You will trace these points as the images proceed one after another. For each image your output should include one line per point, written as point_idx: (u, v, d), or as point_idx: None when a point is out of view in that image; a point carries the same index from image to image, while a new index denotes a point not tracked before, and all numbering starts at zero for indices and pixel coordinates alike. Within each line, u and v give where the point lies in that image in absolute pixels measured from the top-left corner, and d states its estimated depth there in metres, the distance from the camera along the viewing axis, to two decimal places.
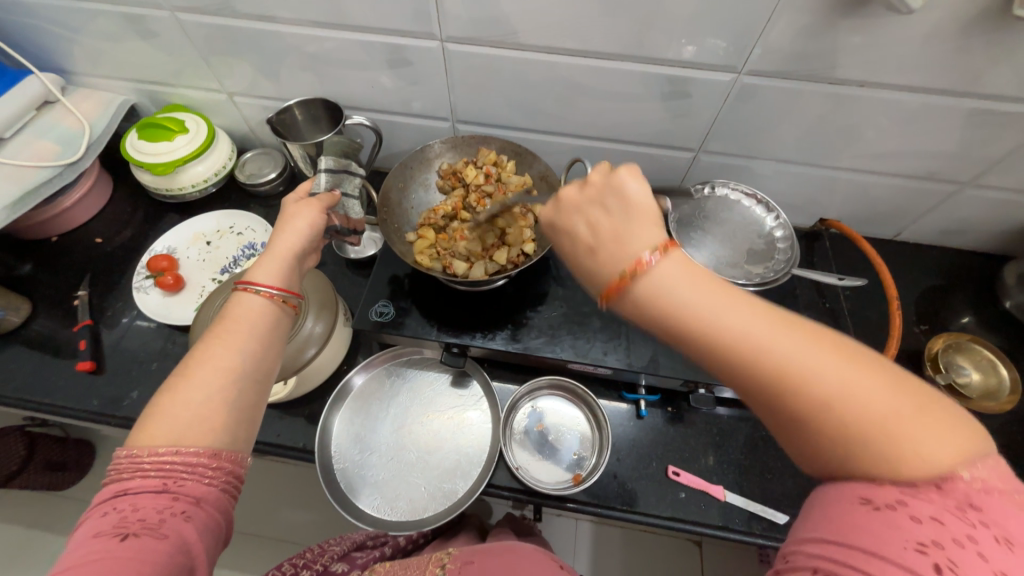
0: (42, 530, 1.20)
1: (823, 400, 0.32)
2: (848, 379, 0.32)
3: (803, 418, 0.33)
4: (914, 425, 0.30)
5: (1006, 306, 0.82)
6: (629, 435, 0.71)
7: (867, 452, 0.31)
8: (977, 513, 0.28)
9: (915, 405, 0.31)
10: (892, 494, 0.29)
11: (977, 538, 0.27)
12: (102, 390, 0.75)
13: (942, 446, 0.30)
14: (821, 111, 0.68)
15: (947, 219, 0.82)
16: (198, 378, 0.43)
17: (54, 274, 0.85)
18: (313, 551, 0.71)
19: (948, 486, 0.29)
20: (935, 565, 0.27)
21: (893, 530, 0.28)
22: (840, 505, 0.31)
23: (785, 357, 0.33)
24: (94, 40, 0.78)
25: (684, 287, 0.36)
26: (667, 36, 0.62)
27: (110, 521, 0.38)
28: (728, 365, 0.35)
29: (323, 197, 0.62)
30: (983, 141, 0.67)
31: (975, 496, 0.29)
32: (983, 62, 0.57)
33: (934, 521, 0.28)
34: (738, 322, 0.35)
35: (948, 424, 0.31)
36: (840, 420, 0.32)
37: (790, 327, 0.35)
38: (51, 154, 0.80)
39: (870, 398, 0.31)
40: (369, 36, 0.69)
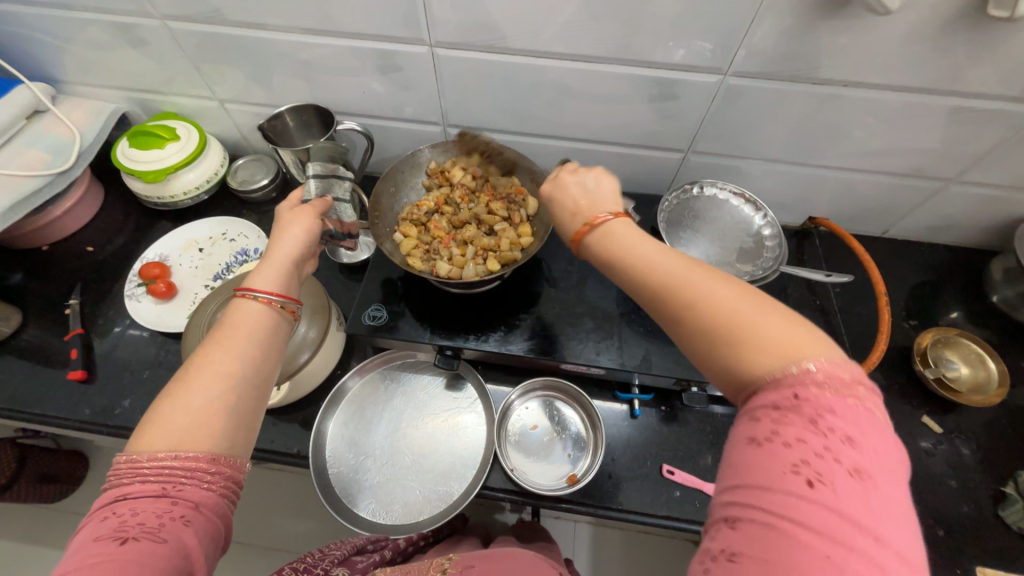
0: (34, 543, 1.19)
1: (698, 308, 0.38)
2: (720, 292, 0.38)
3: (688, 328, 0.39)
4: (762, 331, 0.35)
5: (994, 300, 0.83)
6: (624, 435, 0.71)
7: (735, 354, 0.36)
8: (828, 419, 0.31)
9: (776, 314, 0.36)
10: (767, 427, 0.32)
11: (835, 446, 0.30)
12: (94, 399, 0.74)
13: (783, 346, 0.34)
14: (806, 111, 0.69)
15: (933, 216, 0.83)
16: (197, 384, 0.43)
17: (45, 283, 0.85)
18: (313, 555, 0.69)
19: (804, 393, 0.32)
20: (806, 479, 0.29)
21: (773, 459, 0.30)
22: (734, 448, 0.33)
23: (672, 281, 0.40)
24: (84, 49, 0.78)
25: (612, 230, 0.46)
26: (652, 39, 0.63)
27: (111, 525, 0.38)
28: (639, 289, 0.43)
29: (317, 202, 0.62)
30: (966, 138, 0.68)
31: (826, 401, 0.31)
32: (962, 60, 0.58)
33: (801, 441, 0.30)
34: (643, 254, 0.43)
35: (804, 334, 0.35)
36: (711, 324, 0.37)
37: (684, 260, 0.41)
38: (41, 162, 0.80)
39: (735, 308, 0.37)
40: (360, 42, 0.70)
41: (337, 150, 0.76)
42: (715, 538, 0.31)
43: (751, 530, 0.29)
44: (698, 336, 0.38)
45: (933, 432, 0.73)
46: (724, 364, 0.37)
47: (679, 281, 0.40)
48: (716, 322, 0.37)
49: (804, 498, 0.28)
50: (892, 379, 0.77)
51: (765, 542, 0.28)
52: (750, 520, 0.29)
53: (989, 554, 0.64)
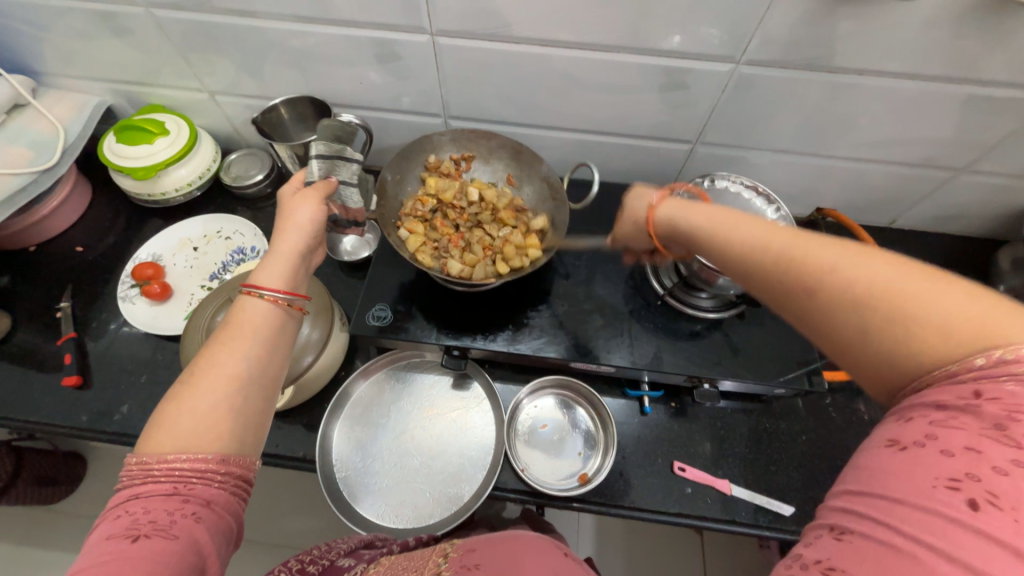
0: (32, 546, 1.17)
1: (834, 289, 0.36)
2: (869, 268, 0.35)
3: (822, 313, 0.37)
4: (924, 306, 0.33)
5: (1000, 290, 0.83)
6: (634, 432, 0.71)
7: (887, 340, 0.34)
8: (1020, 427, 0.28)
9: (945, 291, 0.33)
10: (921, 430, 0.30)
11: (1012, 467, 0.27)
12: (90, 405, 0.72)
13: (954, 322, 0.31)
14: (819, 100, 0.67)
15: (942, 206, 0.82)
16: (205, 384, 0.42)
17: (34, 286, 0.82)
18: (318, 547, 0.57)
19: (990, 391, 0.29)
20: (968, 500, 0.27)
21: (922, 469, 0.29)
22: (870, 453, 0.32)
23: (806, 259, 0.39)
24: (65, 39, 0.75)
25: (719, 219, 0.47)
26: (662, 26, 0.60)
27: (123, 524, 0.37)
28: (761, 273, 0.42)
29: (319, 185, 0.59)
30: (979, 127, 0.67)
31: (1019, 408, 0.28)
32: (981, 47, 0.57)
33: (967, 452, 0.28)
34: (773, 236, 0.42)
35: (978, 304, 0.32)
36: (855, 308, 0.35)
37: (811, 238, 0.40)
38: (24, 160, 0.76)
39: (891, 288, 0.34)
40: (357, 31, 0.66)
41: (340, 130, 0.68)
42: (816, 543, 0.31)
43: (865, 545, 0.28)
44: (835, 319, 0.36)
45: None
46: (879, 349, 0.34)
47: (811, 260, 0.38)
48: (861, 305, 0.35)
49: (961, 519, 0.27)
50: None
51: (885, 557, 0.27)
52: (870, 533, 0.29)
53: None
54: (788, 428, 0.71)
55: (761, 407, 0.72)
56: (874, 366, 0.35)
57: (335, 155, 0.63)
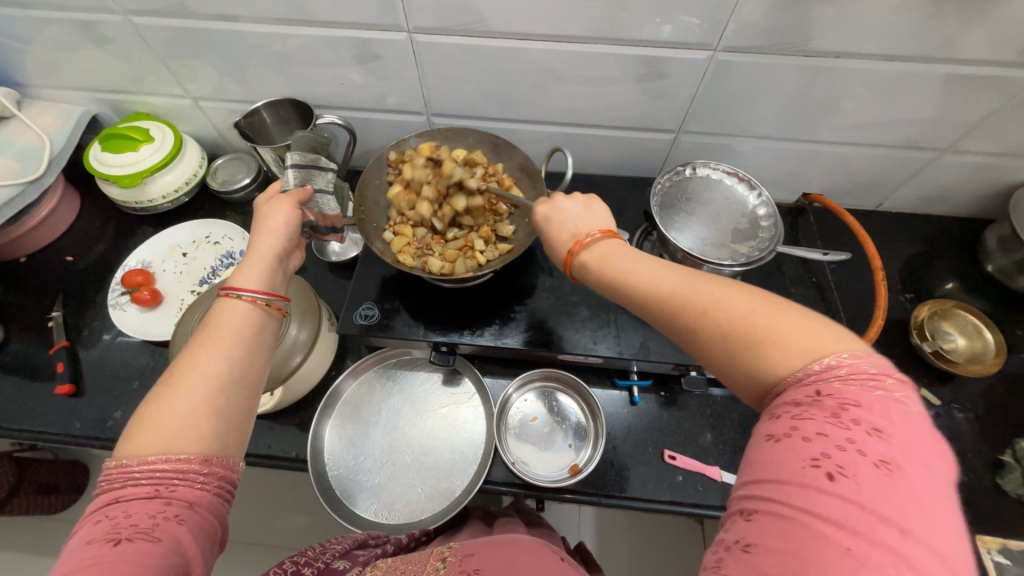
0: (37, 555, 1.18)
1: (701, 314, 0.38)
2: (723, 296, 0.37)
3: (695, 336, 0.38)
4: (772, 326, 0.34)
5: (989, 270, 0.83)
6: (624, 422, 0.71)
7: (746, 357, 0.35)
8: (853, 413, 0.30)
9: (786, 311, 0.35)
10: (784, 424, 0.31)
11: (858, 437, 0.29)
12: (84, 413, 0.73)
13: (798, 340, 0.33)
14: (799, 85, 0.67)
15: (928, 187, 0.82)
16: (184, 387, 0.42)
17: (25, 296, 0.83)
18: (313, 549, 0.56)
19: (829, 390, 0.31)
20: (826, 473, 0.28)
21: (792, 453, 0.29)
22: (753, 447, 0.32)
23: (675, 290, 0.40)
24: (47, 50, 0.75)
25: (611, 251, 0.48)
26: (640, 16, 0.60)
27: (104, 528, 0.37)
28: (640, 304, 0.43)
29: (295, 193, 0.59)
30: (960, 106, 0.67)
31: (852, 394, 0.30)
32: (956, 26, 0.57)
33: (820, 435, 0.29)
34: (644, 269, 0.44)
35: (811, 323, 0.34)
36: (719, 329, 0.36)
37: (677, 271, 0.42)
38: (10, 171, 0.77)
39: (743, 311, 0.36)
40: (335, 32, 0.67)
41: (317, 140, 0.69)
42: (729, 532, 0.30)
43: (767, 522, 0.28)
44: (704, 343, 0.38)
45: (932, 404, 0.73)
46: (743, 369, 0.35)
47: (683, 285, 0.40)
48: (722, 326, 0.36)
49: (824, 490, 0.27)
50: (889, 353, 0.77)
51: (781, 532, 0.27)
52: (766, 512, 0.29)
53: (987, 522, 0.65)
54: None
55: None
56: (742, 380, 0.36)
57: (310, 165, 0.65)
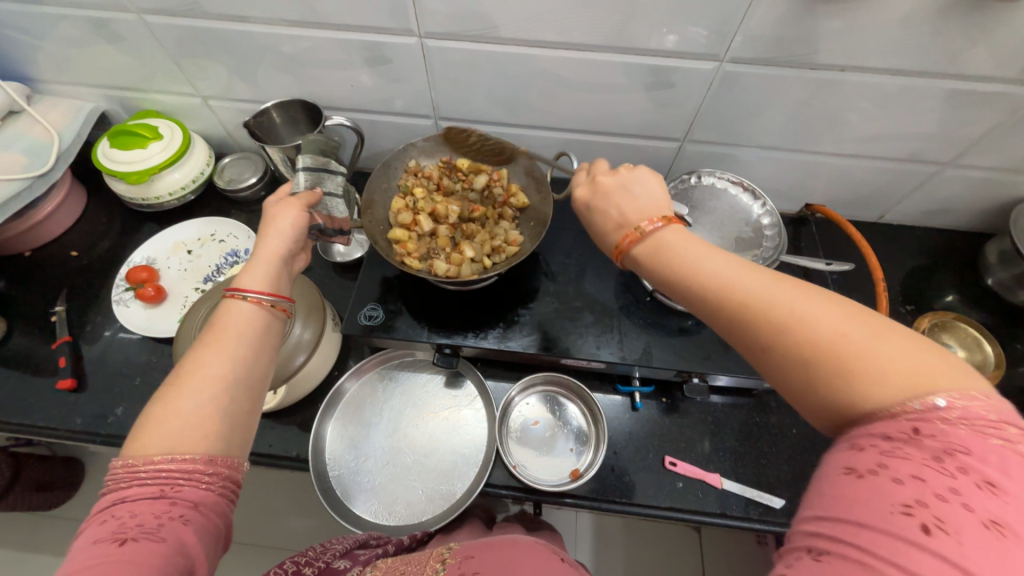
0: (31, 552, 1.17)
1: (790, 326, 0.36)
2: (820, 311, 0.35)
3: (775, 349, 0.37)
4: (869, 352, 0.33)
5: (989, 283, 0.84)
6: (626, 428, 0.71)
7: (834, 380, 0.33)
8: (957, 459, 0.28)
9: (890, 340, 0.33)
10: (872, 458, 0.29)
11: (962, 489, 0.27)
12: (85, 408, 0.73)
13: (900, 369, 0.31)
14: (803, 96, 0.68)
15: (929, 200, 0.83)
16: (191, 388, 0.42)
17: (29, 291, 0.83)
18: (314, 549, 0.57)
19: (928, 428, 0.29)
20: (922, 525, 0.26)
21: (880, 496, 0.28)
22: (828, 478, 0.31)
23: (756, 295, 0.38)
24: (59, 46, 0.75)
25: (681, 244, 0.45)
26: (648, 25, 0.61)
27: (109, 528, 0.37)
28: (713, 305, 0.41)
29: (304, 194, 0.60)
30: (963, 121, 0.67)
31: (959, 439, 0.28)
32: (960, 42, 0.58)
33: (915, 479, 0.27)
34: (726, 270, 0.41)
35: (915, 352, 0.32)
36: (809, 346, 0.35)
37: (761, 275, 0.39)
38: (19, 165, 0.77)
39: (839, 331, 0.34)
40: (347, 34, 0.67)
41: (329, 144, 0.68)
42: (793, 568, 0.29)
43: (839, 566, 0.27)
44: (786, 356, 0.36)
45: None
46: (826, 391, 0.34)
47: (767, 293, 0.38)
48: (813, 343, 0.34)
49: (916, 542, 0.26)
50: None
51: None
52: (841, 555, 0.27)
53: None
54: (779, 421, 0.71)
55: (752, 401, 0.73)
56: (819, 401, 0.35)
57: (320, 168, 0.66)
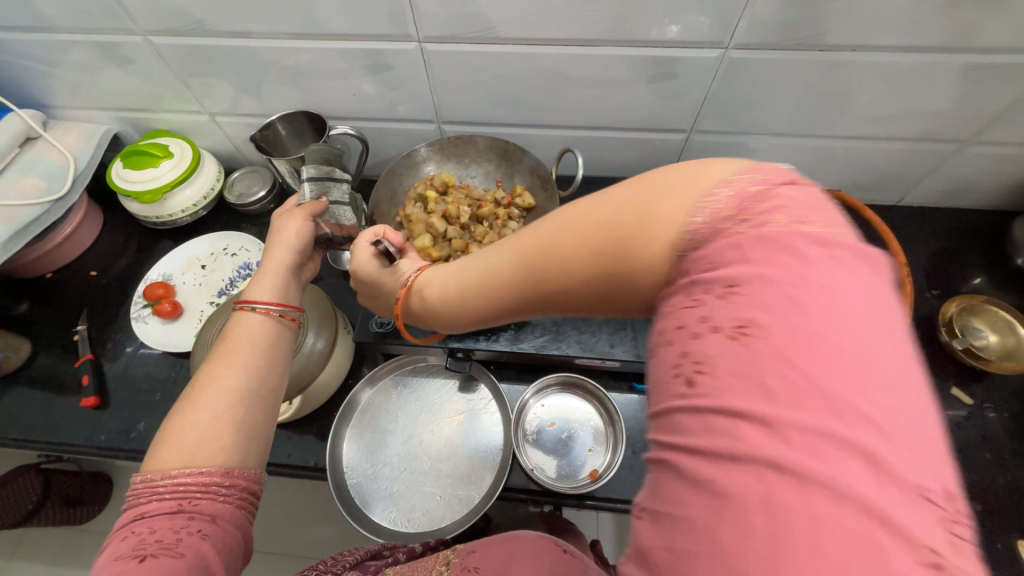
0: (65, 565, 1.20)
1: (552, 260, 0.32)
2: (569, 221, 0.32)
3: (560, 293, 0.33)
4: (629, 224, 0.29)
5: (1018, 263, 0.80)
6: (644, 426, 0.70)
7: (626, 269, 0.30)
8: (726, 271, 0.26)
9: (629, 194, 0.30)
10: (659, 328, 0.28)
11: (710, 312, 0.25)
12: (109, 424, 0.74)
13: (662, 216, 0.29)
14: (812, 80, 0.66)
15: (950, 180, 0.80)
16: (204, 400, 0.42)
17: (52, 311, 0.85)
18: (326, 561, 0.58)
19: (696, 253, 0.27)
20: (686, 379, 0.25)
21: (663, 363, 0.26)
22: (645, 372, 0.29)
23: (514, 263, 0.34)
24: (70, 71, 0.77)
25: (436, 275, 0.44)
26: (650, 17, 0.60)
27: (129, 545, 0.37)
28: (508, 285, 0.35)
29: (308, 206, 0.60)
30: (984, 96, 0.65)
31: (728, 247, 0.27)
32: (977, 14, 0.55)
33: (679, 329, 0.26)
34: (484, 259, 0.38)
35: (668, 188, 0.30)
36: (589, 254, 0.30)
37: (504, 245, 0.36)
38: (37, 190, 0.79)
39: (591, 222, 0.30)
40: (347, 44, 0.68)
41: (331, 152, 0.69)
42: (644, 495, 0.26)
43: (660, 483, 0.24)
44: (586, 287, 0.31)
45: (963, 403, 0.71)
46: (626, 291, 0.31)
47: (522, 253, 0.34)
48: (587, 249, 0.30)
49: (685, 400, 0.24)
50: None
51: (673, 489, 0.23)
52: (666, 458, 0.25)
53: None
54: None
55: None
56: (623, 298, 0.31)
57: (326, 178, 0.65)
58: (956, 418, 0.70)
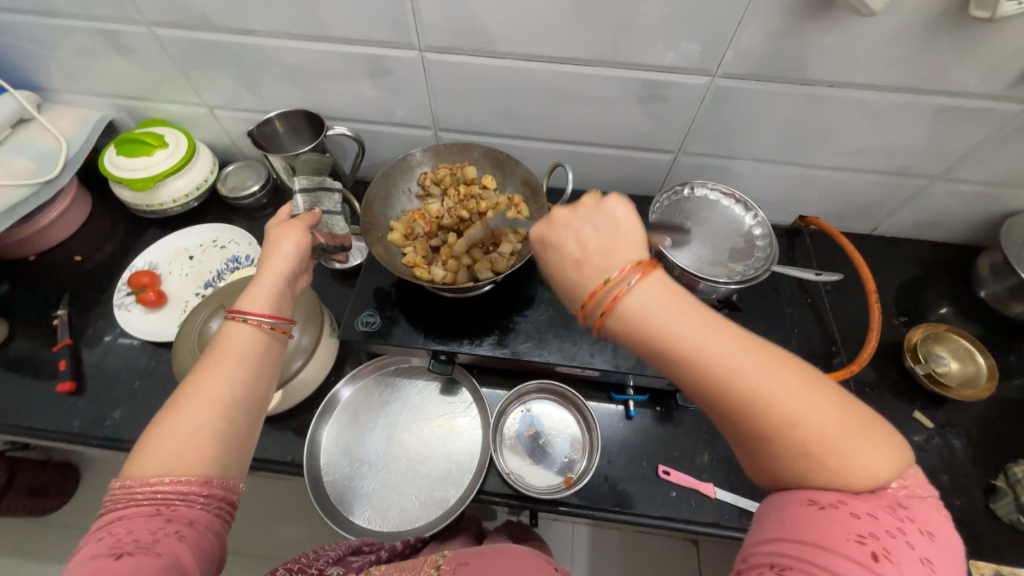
0: (24, 557, 1.17)
1: (791, 418, 0.34)
2: (814, 406, 0.34)
3: (764, 437, 0.35)
4: (857, 452, 0.33)
5: (981, 296, 0.84)
6: (620, 436, 0.71)
7: (816, 473, 0.34)
8: (906, 511, 0.33)
9: (867, 433, 0.34)
10: (835, 497, 0.33)
11: (907, 530, 0.32)
12: (84, 411, 0.73)
13: (874, 467, 0.33)
14: (793, 112, 0.70)
15: (920, 213, 0.84)
16: (189, 409, 0.43)
17: (32, 294, 0.84)
18: (308, 555, 0.58)
19: (888, 496, 0.33)
20: (873, 553, 0.31)
21: (839, 525, 0.32)
22: (788, 506, 0.34)
23: (751, 386, 0.35)
24: (70, 57, 0.78)
25: (659, 308, 0.39)
26: (643, 42, 0.63)
27: (106, 544, 0.38)
28: (702, 385, 0.38)
29: (304, 217, 0.60)
30: (951, 136, 0.69)
31: (905, 500, 0.33)
32: (946, 59, 0.59)
33: (869, 515, 0.32)
34: (717, 351, 0.37)
35: (887, 445, 0.34)
36: (801, 447, 0.34)
37: (761, 359, 0.36)
38: (28, 172, 0.79)
39: (831, 428, 0.34)
40: (349, 47, 0.69)
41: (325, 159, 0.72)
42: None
43: None
44: (768, 442, 0.35)
45: (925, 427, 0.74)
46: (793, 475, 0.35)
47: (759, 392, 0.35)
48: (805, 441, 0.34)
49: (867, 569, 0.30)
50: (883, 376, 0.78)
51: None
52: (802, 570, 0.31)
53: (981, 547, 0.66)
54: None
55: None
56: (781, 473, 0.36)
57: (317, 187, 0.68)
58: (918, 441, 0.73)
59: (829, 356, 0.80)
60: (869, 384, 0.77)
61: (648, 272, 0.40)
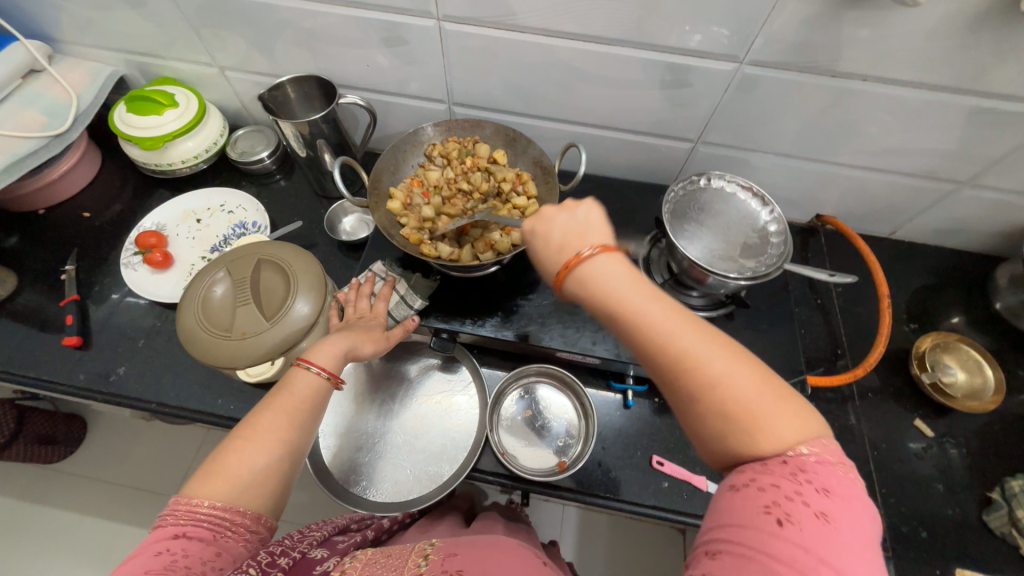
0: (31, 502, 1.21)
1: (720, 390, 0.36)
2: (743, 377, 0.36)
3: (702, 410, 0.37)
4: (772, 424, 0.35)
5: (997, 307, 0.82)
6: (616, 423, 0.71)
7: (741, 439, 0.35)
8: (806, 473, 0.33)
9: (786, 406, 0.36)
10: (747, 475, 0.34)
11: (806, 493, 0.32)
12: (89, 366, 0.74)
13: (786, 438, 0.35)
14: (821, 105, 0.67)
15: (944, 219, 0.81)
16: (257, 444, 0.47)
17: (42, 248, 0.84)
18: (291, 537, 0.56)
19: (794, 458, 0.34)
20: (776, 518, 0.31)
21: (749, 503, 0.33)
22: (716, 495, 0.35)
23: (688, 356, 0.37)
24: (82, 8, 0.76)
25: (612, 277, 0.40)
26: (672, 23, 0.60)
27: (163, 562, 0.39)
28: (649, 354, 0.39)
29: (382, 291, 0.66)
30: (984, 142, 0.66)
31: (812, 464, 0.34)
32: (989, 58, 0.56)
33: (774, 485, 0.33)
34: (662, 318, 0.38)
35: (801, 415, 0.36)
36: (731, 416, 0.35)
37: (703, 333, 0.38)
38: (36, 124, 0.79)
39: (756, 402, 0.35)
40: (365, 13, 0.67)
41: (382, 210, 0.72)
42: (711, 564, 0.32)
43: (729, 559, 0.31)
44: (711, 416, 0.36)
45: (925, 436, 0.73)
46: (720, 448, 0.37)
47: (694, 360, 0.37)
48: (732, 413, 0.35)
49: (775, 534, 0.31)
50: (886, 381, 0.77)
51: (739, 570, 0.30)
52: (729, 551, 0.32)
53: (967, 556, 0.66)
54: None
55: None
56: (713, 448, 0.37)
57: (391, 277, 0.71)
58: (917, 449, 0.73)
59: (834, 358, 0.79)
60: (872, 389, 0.77)
61: (607, 248, 0.41)
